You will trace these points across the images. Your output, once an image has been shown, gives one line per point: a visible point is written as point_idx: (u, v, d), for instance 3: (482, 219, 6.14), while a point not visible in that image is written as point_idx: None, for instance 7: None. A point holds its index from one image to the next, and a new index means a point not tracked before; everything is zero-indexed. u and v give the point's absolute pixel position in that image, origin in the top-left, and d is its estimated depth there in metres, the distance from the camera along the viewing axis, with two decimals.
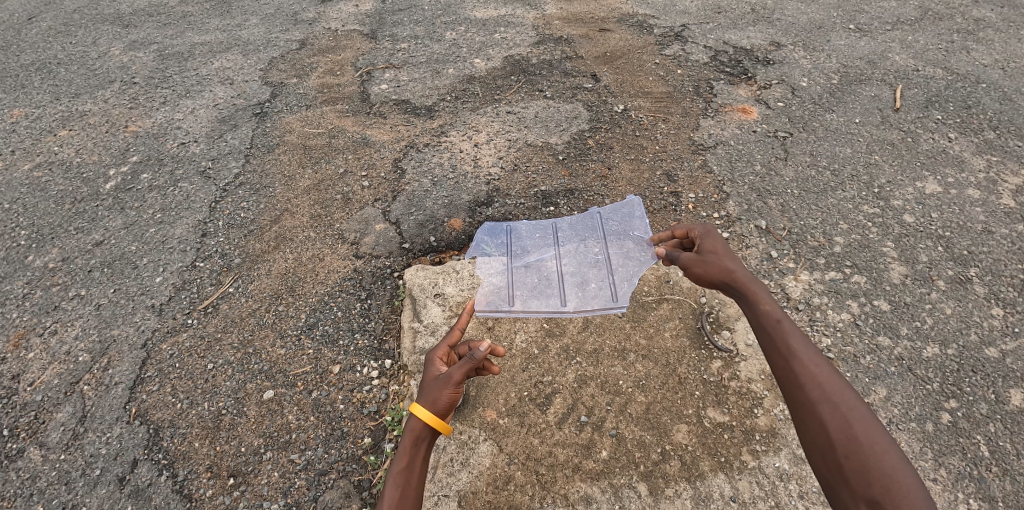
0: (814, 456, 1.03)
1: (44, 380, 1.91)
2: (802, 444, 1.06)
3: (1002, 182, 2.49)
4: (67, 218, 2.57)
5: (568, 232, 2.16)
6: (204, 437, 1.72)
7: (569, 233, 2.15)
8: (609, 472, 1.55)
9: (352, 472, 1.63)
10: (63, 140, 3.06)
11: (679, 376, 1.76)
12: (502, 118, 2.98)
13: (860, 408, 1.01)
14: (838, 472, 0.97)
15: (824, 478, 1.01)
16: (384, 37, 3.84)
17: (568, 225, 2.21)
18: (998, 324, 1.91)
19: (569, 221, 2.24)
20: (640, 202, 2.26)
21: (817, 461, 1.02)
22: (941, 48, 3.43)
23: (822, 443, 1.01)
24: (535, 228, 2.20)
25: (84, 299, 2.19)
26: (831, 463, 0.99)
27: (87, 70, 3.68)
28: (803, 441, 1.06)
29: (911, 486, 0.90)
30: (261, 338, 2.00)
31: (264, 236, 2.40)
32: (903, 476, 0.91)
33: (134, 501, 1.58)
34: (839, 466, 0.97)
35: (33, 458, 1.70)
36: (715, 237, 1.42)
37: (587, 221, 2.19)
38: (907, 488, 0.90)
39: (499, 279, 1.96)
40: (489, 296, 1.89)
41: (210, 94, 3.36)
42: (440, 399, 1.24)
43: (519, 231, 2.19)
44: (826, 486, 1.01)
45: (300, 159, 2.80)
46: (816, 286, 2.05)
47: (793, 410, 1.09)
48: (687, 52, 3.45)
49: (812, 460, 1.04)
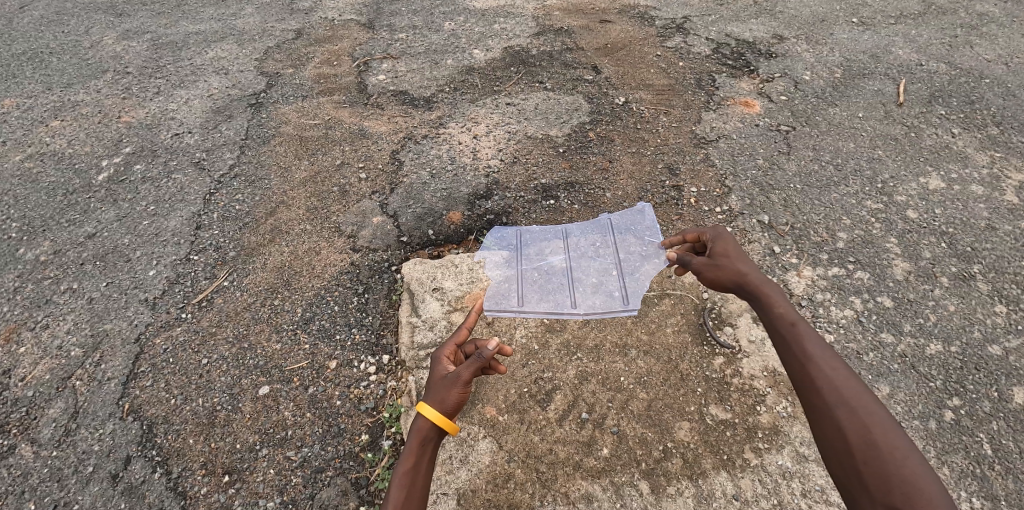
0: (833, 463, 1.00)
1: (35, 376, 1.88)
2: (821, 451, 1.03)
3: (1005, 178, 2.47)
4: (59, 210, 2.52)
5: (579, 235, 2.19)
6: (198, 433, 1.69)
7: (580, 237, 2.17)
8: (611, 470, 1.53)
9: (349, 470, 1.61)
10: (55, 131, 3.01)
11: (681, 373, 1.74)
12: (502, 110, 2.94)
13: (880, 413, 0.99)
14: (856, 478, 0.94)
15: (844, 486, 0.98)
16: (381, 27, 3.78)
17: (579, 228, 2.23)
18: (1001, 321, 1.90)
19: (582, 224, 2.25)
20: (651, 210, 2.28)
21: (835, 468, 0.99)
22: (944, 43, 3.40)
23: (839, 449, 0.99)
24: (546, 232, 2.23)
25: (76, 293, 2.15)
26: (849, 469, 0.96)
27: (79, 60, 3.62)
28: (821, 447, 1.04)
29: (932, 492, 0.86)
30: (257, 332, 1.97)
31: (259, 229, 2.36)
32: (925, 481, 0.88)
33: (127, 498, 1.55)
34: (858, 473, 0.94)
35: (24, 454, 1.67)
36: (727, 240, 1.43)
37: (599, 225, 2.22)
38: (930, 495, 0.86)
39: (511, 283, 2.02)
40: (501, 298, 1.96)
41: (204, 84, 3.31)
42: (448, 399, 1.20)
43: (531, 234, 2.22)
44: (846, 495, 0.97)
45: (297, 151, 2.76)
46: (819, 282, 2.02)
47: (810, 416, 1.07)
48: (689, 44, 3.41)
49: (831, 468, 1.01)
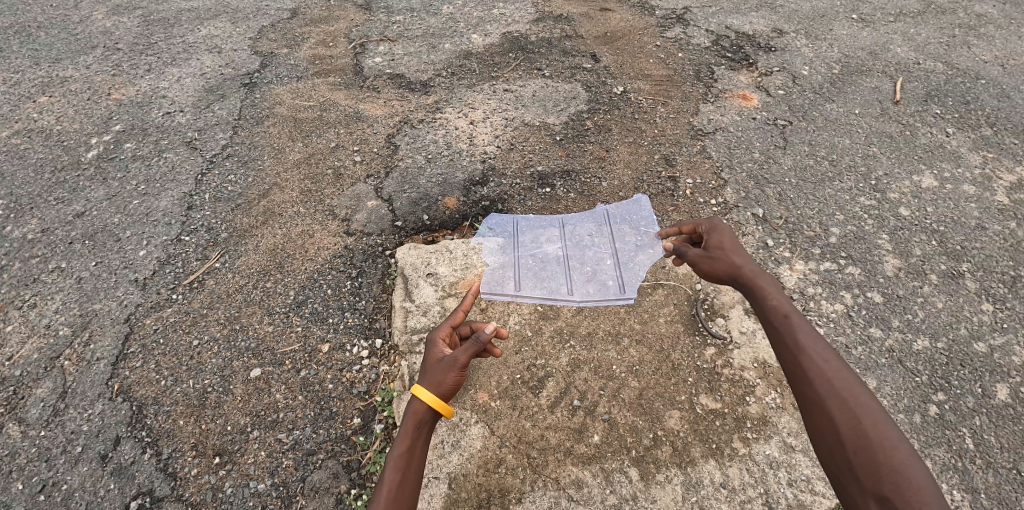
0: (825, 453, 1.03)
1: (23, 355, 1.85)
2: (812, 442, 1.05)
3: (997, 179, 2.49)
4: (47, 188, 2.47)
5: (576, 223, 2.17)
6: (188, 415, 1.68)
7: (579, 225, 2.15)
8: (601, 457, 1.54)
9: (341, 453, 1.61)
10: (43, 107, 2.94)
11: (673, 362, 1.75)
12: (499, 96, 2.92)
13: (871, 406, 1.01)
14: (847, 469, 0.97)
15: (835, 477, 1.00)
16: (378, 9, 3.72)
17: (578, 216, 2.21)
18: (987, 319, 1.92)
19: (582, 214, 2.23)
20: (646, 200, 2.27)
21: (826, 459, 1.02)
22: (942, 42, 3.41)
23: (830, 440, 1.01)
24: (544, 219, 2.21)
25: (64, 272, 2.12)
26: (840, 461, 0.98)
27: (68, 35, 3.53)
28: (813, 439, 1.06)
29: (922, 483, 0.89)
30: (249, 314, 1.95)
31: (252, 211, 2.34)
32: (914, 472, 0.90)
33: (117, 479, 1.55)
34: (848, 464, 0.97)
35: (12, 434, 1.65)
36: (723, 232, 1.43)
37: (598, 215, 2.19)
38: (919, 485, 0.88)
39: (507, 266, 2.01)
40: (497, 282, 1.96)
41: (197, 62, 3.25)
42: (445, 382, 1.21)
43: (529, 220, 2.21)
44: (836, 484, 1.00)
45: (291, 132, 2.72)
46: (811, 276, 2.04)
47: (803, 408, 1.10)
48: (689, 35, 3.39)
49: (822, 458, 1.04)
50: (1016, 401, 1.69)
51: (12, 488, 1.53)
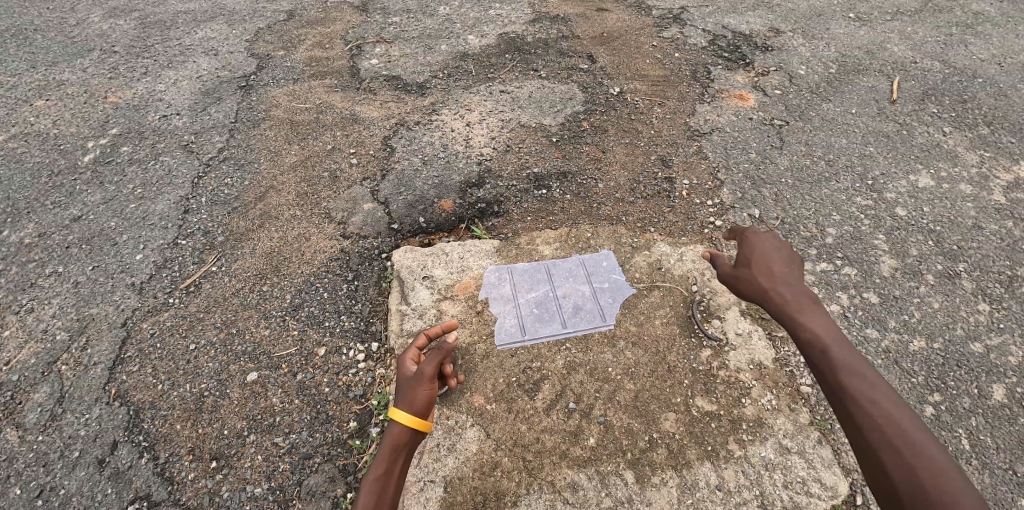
0: (870, 478, 1.04)
1: (21, 360, 1.86)
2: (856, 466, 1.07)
3: (994, 178, 2.49)
4: (44, 192, 2.48)
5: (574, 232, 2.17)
6: (185, 419, 1.69)
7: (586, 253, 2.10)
8: (596, 459, 1.54)
9: (337, 456, 1.61)
10: (40, 111, 2.94)
11: (669, 364, 1.75)
12: (496, 98, 2.92)
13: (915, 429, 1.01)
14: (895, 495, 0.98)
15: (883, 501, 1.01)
16: (375, 10, 3.72)
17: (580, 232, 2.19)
18: (984, 319, 1.92)
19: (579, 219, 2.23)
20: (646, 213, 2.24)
21: (873, 484, 1.03)
22: (939, 41, 3.40)
23: (875, 466, 1.02)
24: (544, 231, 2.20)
25: (61, 276, 2.12)
26: (887, 487, 0.99)
27: (65, 38, 3.53)
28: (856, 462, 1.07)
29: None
30: (245, 318, 1.95)
31: (248, 214, 2.34)
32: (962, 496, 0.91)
33: (114, 483, 1.55)
34: (896, 490, 0.98)
35: (10, 439, 1.65)
36: (747, 250, 1.43)
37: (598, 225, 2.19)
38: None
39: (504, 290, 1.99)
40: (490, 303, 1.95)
41: (194, 64, 3.24)
42: (417, 398, 1.29)
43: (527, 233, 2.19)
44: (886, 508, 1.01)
45: (287, 135, 2.72)
46: (807, 277, 2.04)
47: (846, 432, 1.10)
48: (685, 35, 3.39)
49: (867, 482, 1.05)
50: (1012, 402, 1.69)
51: (10, 493, 1.53)
